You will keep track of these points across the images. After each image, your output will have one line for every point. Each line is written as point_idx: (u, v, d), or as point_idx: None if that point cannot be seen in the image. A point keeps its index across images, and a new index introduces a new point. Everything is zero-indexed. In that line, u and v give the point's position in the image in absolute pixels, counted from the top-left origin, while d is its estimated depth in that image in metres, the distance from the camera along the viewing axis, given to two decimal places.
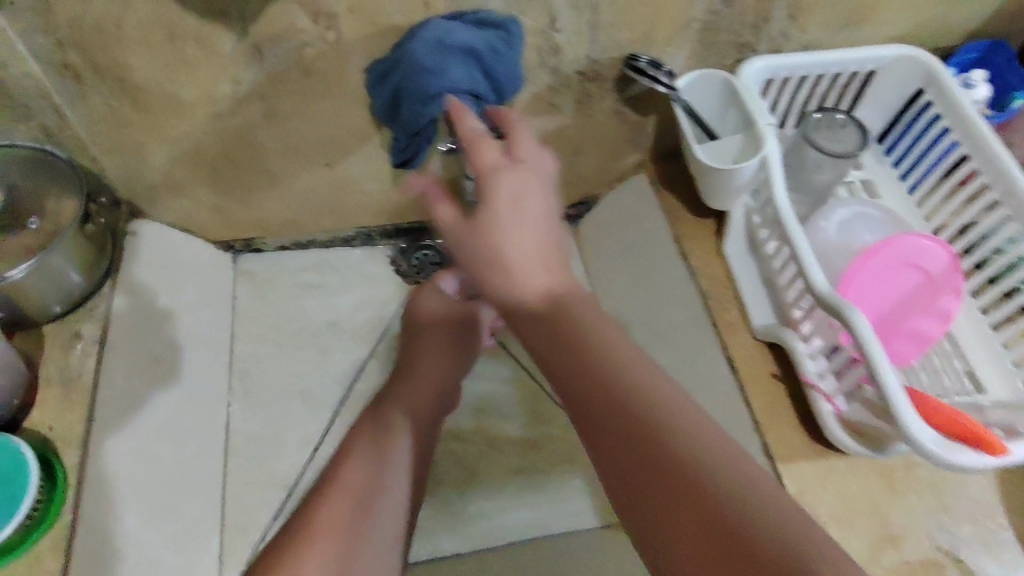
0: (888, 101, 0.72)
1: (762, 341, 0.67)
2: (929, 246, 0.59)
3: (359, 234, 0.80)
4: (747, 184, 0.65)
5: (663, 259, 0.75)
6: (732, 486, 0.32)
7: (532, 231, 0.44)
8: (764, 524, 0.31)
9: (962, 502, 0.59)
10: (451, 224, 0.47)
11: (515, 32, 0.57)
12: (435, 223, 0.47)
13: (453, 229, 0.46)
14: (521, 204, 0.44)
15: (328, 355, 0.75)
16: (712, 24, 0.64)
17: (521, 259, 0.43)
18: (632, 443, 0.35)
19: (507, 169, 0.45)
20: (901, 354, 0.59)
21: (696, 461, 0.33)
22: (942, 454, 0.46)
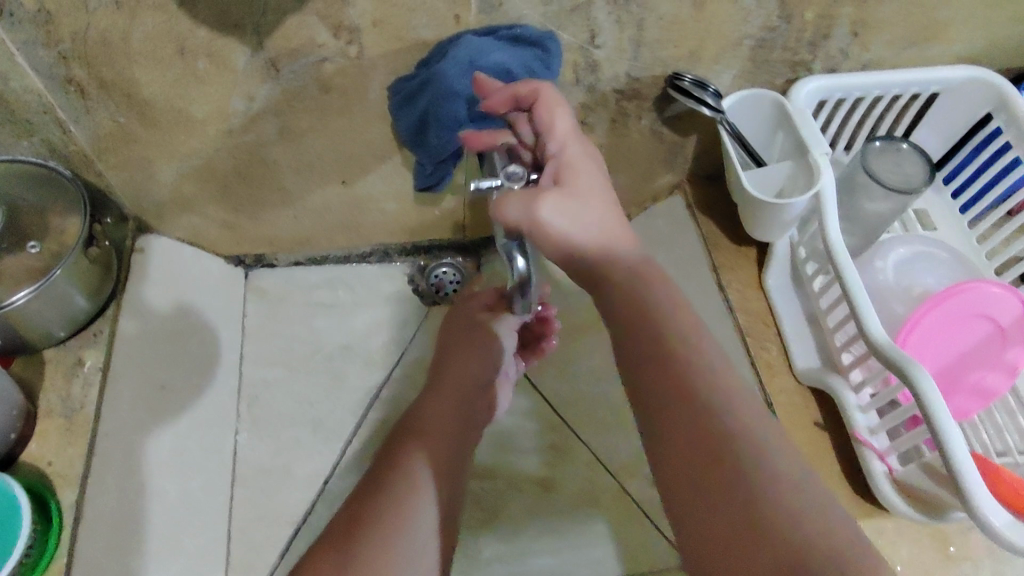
0: (952, 126, 0.67)
1: (806, 385, 0.61)
2: (998, 295, 0.55)
3: (376, 251, 0.76)
4: (797, 217, 0.60)
5: (699, 289, 0.70)
6: (800, 515, 0.35)
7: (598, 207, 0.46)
8: (799, 541, 0.34)
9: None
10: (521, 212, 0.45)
11: (553, 51, 0.53)
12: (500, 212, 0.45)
13: (526, 214, 0.45)
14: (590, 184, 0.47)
15: (341, 381, 0.72)
16: (766, 42, 0.59)
17: (588, 239, 0.46)
18: (700, 442, 0.38)
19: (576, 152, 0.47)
20: (964, 410, 0.55)
21: (755, 474, 0.37)
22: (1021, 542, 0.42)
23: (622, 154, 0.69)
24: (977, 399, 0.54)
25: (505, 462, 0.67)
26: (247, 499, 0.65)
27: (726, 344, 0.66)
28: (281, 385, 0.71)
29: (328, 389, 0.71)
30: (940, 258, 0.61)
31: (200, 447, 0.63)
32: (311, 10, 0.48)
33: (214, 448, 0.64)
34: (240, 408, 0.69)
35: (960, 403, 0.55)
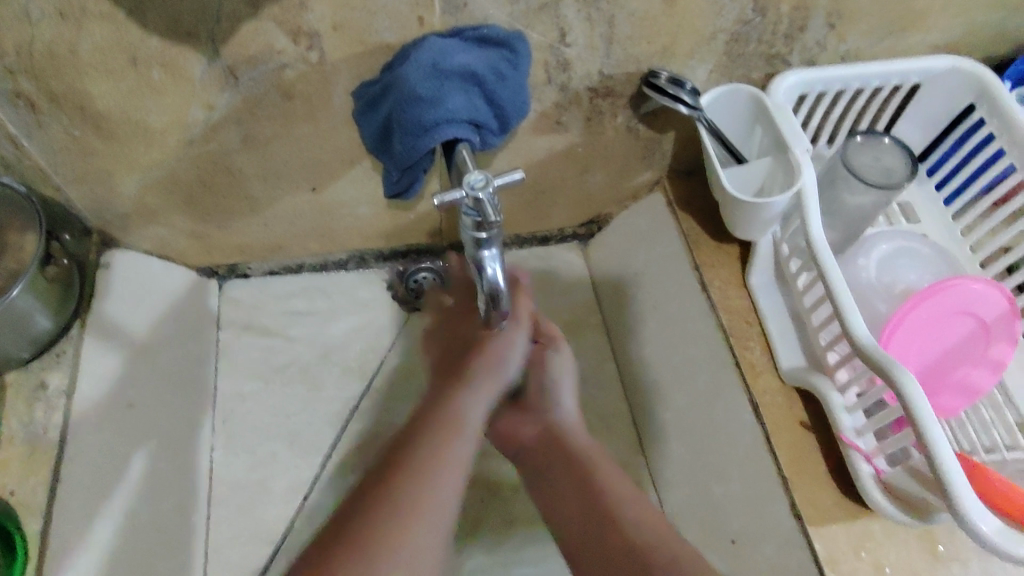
0: (934, 117, 0.66)
1: (791, 386, 0.60)
2: (983, 290, 0.54)
3: (352, 257, 0.74)
4: (778, 214, 0.59)
5: (679, 288, 0.68)
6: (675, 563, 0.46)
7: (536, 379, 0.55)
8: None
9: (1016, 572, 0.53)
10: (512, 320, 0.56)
11: (521, 52, 0.51)
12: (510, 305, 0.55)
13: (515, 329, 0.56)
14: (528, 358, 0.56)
15: (317, 391, 0.70)
16: (741, 36, 0.57)
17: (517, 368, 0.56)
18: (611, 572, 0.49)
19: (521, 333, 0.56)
20: (949, 407, 0.54)
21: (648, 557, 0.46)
22: (1006, 546, 0.40)
23: (600, 152, 0.67)
24: (959, 394, 0.54)
25: (487, 470, 0.66)
26: (224, 516, 0.63)
27: (708, 343, 0.64)
28: (258, 397, 0.69)
29: (305, 400, 0.70)
30: (923, 254, 0.60)
31: (173, 466, 0.61)
32: (267, 15, 0.47)
33: (187, 465, 0.63)
34: (214, 423, 0.67)
35: (944, 401, 0.54)
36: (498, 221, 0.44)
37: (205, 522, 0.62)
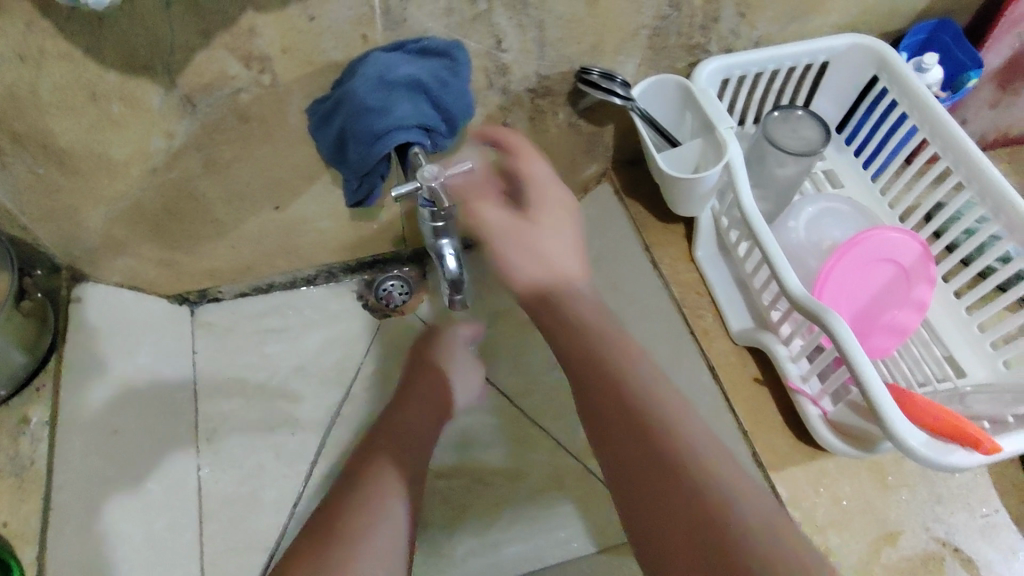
0: (844, 91, 0.72)
1: (743, 346, 0.65)
2: (899, 238, 0.59)
3: (321, 272, 0.77)
4: (712, 189, 0.64)
5: (634, 269, 0.73)
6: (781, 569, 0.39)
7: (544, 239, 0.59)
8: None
9: (955, 489, 0.58)
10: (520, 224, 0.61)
11: (462, 61, 0.56)
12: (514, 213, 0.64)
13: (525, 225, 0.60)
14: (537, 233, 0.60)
15: (297, 403, 0.72)
16: (661, 29, 0.62)
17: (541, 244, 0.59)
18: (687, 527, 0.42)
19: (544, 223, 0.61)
20: (881, 348, 0.59)
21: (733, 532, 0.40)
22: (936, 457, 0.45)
23: (545, 149, 0.72)
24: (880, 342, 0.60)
25: (470, 460, 0.69)
26: (216, 531, 0.64)
27: (664, 317, 0.69)
28: (240, 416, 0.71)
29: (287, 413, 0.72)
30: (845, 212, 0.65)
31: (161, 486, 0.62)
32: (218, 44, 0.50)
33: (177, 486, 0.64)
34: (200, 443, 0.68)
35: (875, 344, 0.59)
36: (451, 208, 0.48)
37: (200, 540, 0.63)
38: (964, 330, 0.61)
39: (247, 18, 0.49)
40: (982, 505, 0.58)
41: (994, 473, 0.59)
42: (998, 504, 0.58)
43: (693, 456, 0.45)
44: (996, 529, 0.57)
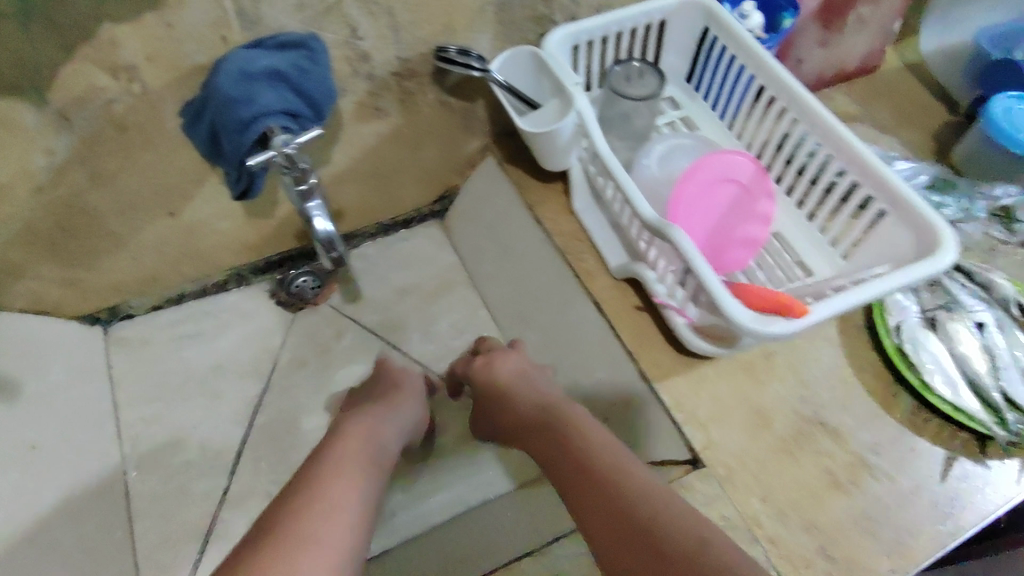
0: (685, 43, 0.80)
1: (622, 280, 0.70)
2: (735, 159, 0.66)
3: (230, 276, 0.80)
4: (571, 141, 0.70)
5: (521, 228, 0.79)
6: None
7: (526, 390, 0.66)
8: None
9: (817, 375, 0.66)
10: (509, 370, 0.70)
11: (318, 49, 0.60)
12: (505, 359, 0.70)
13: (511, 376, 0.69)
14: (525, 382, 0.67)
15: (218, 400, 0.75)
16: (505, 4, 0.69)
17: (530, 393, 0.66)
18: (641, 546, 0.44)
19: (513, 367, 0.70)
20: (732, 261, 0.66)
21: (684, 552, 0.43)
22: (762, 327, 0.50)
23: (422, 129, 0.77)
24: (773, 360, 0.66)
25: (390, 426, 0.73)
26: (148, 527, 0.67)
27: (552, 266, 0.75)
28: (163, 420, 0.73)
29: (208, 409, 0.75)
30: (689, 147, 0.73)
31: (86, 492, 0.64)
32: (81, 57, 0.54)
33: (104, 492, 0.67)
34: (124, 449, 0.71)
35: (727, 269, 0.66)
36: (306, 167, 0.60)
37: (133, 538, 0.66)
38: (808, 233, 0.70)
39: (105, 32, 0.53)
40: (843, 385, 0.65)
41: (850, 356, 0.67)
42: (856, 382, 0.66)
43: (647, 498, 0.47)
44: (855, 403, 0.64)
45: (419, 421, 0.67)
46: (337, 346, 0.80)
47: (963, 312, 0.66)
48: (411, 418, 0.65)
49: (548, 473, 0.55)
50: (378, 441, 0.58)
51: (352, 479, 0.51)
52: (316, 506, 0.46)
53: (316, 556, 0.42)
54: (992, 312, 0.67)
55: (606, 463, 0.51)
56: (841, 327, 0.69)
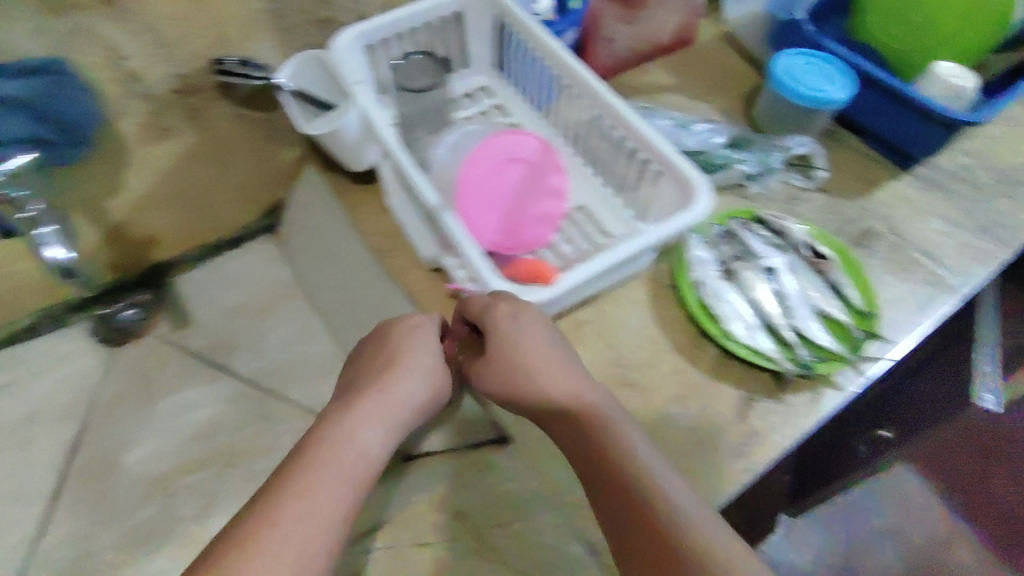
0: (485, 32, 0.82)
1: (434, 269, 0.70)
2: (518, 140, 0.68)
3: (42, 320, 0.85)
4: (362, 138, 0.70)
5: (341, 232, 0.78)
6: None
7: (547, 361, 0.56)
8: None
9: (624, 336, 0.68)
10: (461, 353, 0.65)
11: (68, 72, 0.60)
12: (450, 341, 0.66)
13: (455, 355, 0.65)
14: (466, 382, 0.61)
15: (28, 449, 0.81)
16: (281, 10, 0.68)
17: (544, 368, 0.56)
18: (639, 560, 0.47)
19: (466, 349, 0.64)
20: (536, 237, 0.67)
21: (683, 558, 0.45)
22: (501, 309, 0.56)
23: (222, 143, 0.77)
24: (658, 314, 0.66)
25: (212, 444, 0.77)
26: None
27: (369, 264, 0.75)
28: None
29: (23, 458, 0.81)
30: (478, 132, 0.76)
31: None
32: None
33: None
34: None
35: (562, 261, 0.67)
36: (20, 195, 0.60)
37: None
38: (606, 204, 0.73)
39: None
40: (652, 345, 0.68)
41: (661, 315, 0.70)
42: (665, 341, 0.68)
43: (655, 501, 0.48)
44: (661, 360, 0.67)
45: (426, 401, 0.59)
46: (155, 379, 0.86)
47: (753, 260, 0.70)
48: (415, 402, 0.58)
49: (574, 463, 0.54)
50: (370, 443, 0.53)
51: (337, 483, 0.50)
52: (304, 507, 0.48)
53: (272, 553, 0.45)
54: (782, 257, 0.71)
55: (607, 453, 0.51)
56: (651, 286, 0.72)
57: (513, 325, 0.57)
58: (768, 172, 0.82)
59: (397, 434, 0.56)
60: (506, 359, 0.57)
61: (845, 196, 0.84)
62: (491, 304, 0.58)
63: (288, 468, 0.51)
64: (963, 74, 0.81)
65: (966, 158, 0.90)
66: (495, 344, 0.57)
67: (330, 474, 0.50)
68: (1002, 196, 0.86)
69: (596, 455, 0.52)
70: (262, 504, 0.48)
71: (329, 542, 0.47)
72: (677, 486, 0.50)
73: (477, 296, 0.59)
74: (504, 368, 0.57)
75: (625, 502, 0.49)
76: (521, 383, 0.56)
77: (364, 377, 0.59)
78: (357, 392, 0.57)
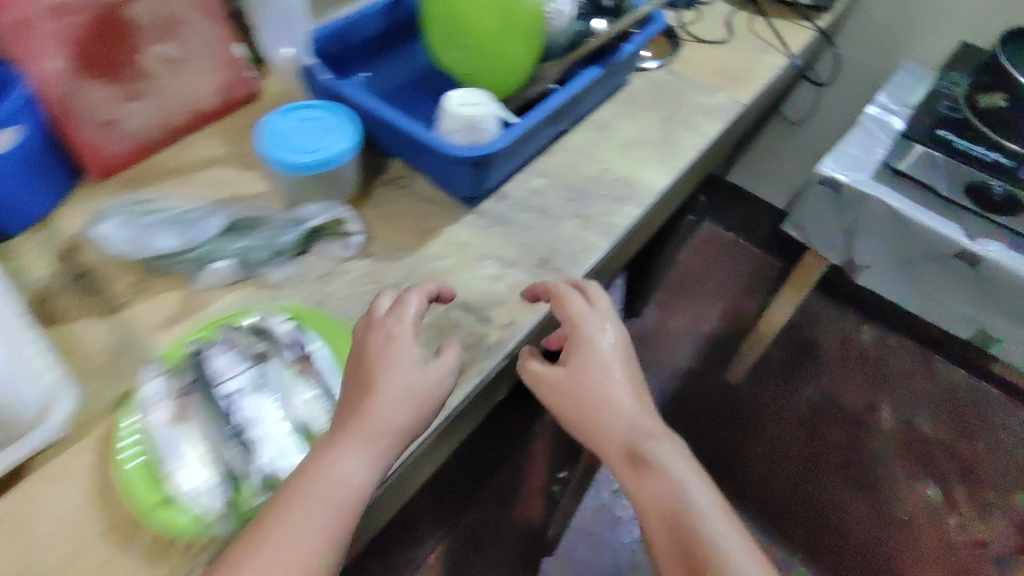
0: None
1: None
2: None
3: None
4: None
5: None
6: None
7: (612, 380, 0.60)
8: None
9: (38, 528, 0.52)
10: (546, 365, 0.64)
11: None
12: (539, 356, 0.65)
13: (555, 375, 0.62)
14: (604, 362, 0.61)
15: None
16: None
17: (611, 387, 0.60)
18: None
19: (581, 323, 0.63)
20: None
21: None
22: None
23: None
24: (390, 333, 0.57)
25: None
26: None
27: None
28: None
29: None
30: None
31: None
32: None
33: None
34: None
35: (531, 290, 0.69)
36: None
37: None
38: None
39: None
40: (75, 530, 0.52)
41: (100, 480, 0.55)
42: (94, 519, 0.52)
43: (709, 552, 0.49)
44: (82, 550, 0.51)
45: (408, 424, 0.53)
46: None
47: (210, 382, 0.57)
48: (395, 428, 0.53)
49: (643, 511, 0.55)
50: (348, 478, 0.50)
51: (307, 526, 0.47)
52: (280, 547, 0.46)
53: (276, 549, 0.46)
54: (245, 371, 0.58)
55: (682, 507, 0.52)
56: (101, 445, 0.57)
57: (579, 360, 0.62)
58: (280, 254, 0.70)
59: (386, 461, 0.52)
60: (425, 392, 0.55)
61: (392, 259, 0.74)
62: (387, 331, 0.57)
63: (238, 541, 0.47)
64: (476, 100, 0.72)
65: (541, 180, 0.83)
66: (584, 358, 0.62)
67: (308, 515, 0.48)
68: (571, 215, 0.80)
69: (647, 485, 0.55)
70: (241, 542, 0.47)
71: (326, 537, 0.47)
72: (709, 510, 0.52)
73: (396, 320, 0.58)
74: (574, 398, 0.61)
75: (673, 539, 0.51)
76: (583, 412, 0.60)
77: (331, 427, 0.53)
78: (346, 421, 0.52)
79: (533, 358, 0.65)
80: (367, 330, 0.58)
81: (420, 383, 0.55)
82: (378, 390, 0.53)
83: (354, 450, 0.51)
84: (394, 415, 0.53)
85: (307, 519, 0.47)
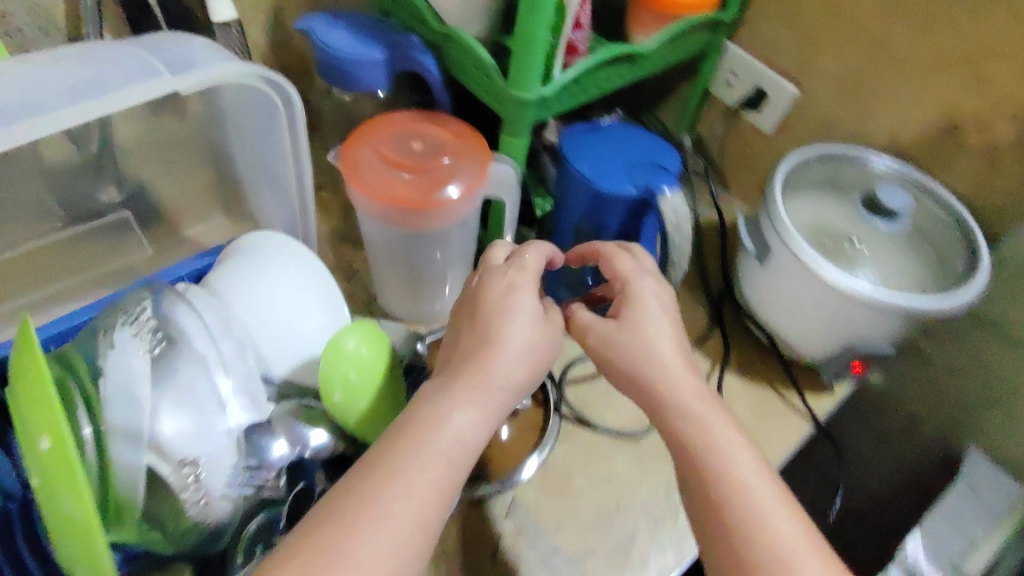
0: None
1: None
2: None
3: None
4: None
5: None
6: None
7: (666, 325, 0.52)
8: None
9: None
10: (597, 324, 0.53)
11: None
12: (580, 310, 0.55)
13: (605, 330, 0.52)
14: (653, 319, 0.52)
15: None
16: None
17: (670, 350, 0.50)
18: None
19: (631, 283, 0.54)
20: None
21: None
22: None
23: None
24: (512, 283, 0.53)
25: None
26: None
27: None
28: None
29: None
30: None
31: None
32: None
33: None
34: None
35: (577, 254, 0.60)
36: None
37: None
38: None
39: None
40: None
41: None
42: None
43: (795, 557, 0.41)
44: None
45: (528, 380, 0.49)
46: None
47: None
48: (515, 381, 0.48)
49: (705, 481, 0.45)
50: (467, 439, 0.45)
51: (428, 474, 0.42)
52: (362, 545, 0.38)
53: (370, 542, 0.38)
54: None
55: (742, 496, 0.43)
56: None
57: (631, 314, 0.52)
58: None
59: (496, 419, 0.47)
60: (544, 348, 0.50)
61: None
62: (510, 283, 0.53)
63: (327, 514, 0.40)
64: None
65: None
66: (636, 306, 0.52)
67: (421, 468, 0.42)
68: None
69: (714, 481, 0.44)
70: (320, 514, 0.40)
71: (402, 544, 0.39)
72: (726, 429, 0.47)
73: (497, 279, 0.53)
74: (621, 351, 0.51)
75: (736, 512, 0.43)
76: (635, 377, 0.50)
77: (458, 361, 0.49)
78: (460, 368, 0.48)
79: (581, 309, 0.55)
80: (487, 278, 0.53)
81: (513, 376, 0.48)
82: (508, 330, 0.50)
83: (476, 397, 0.46)
84: (514, 366, 0.48)
85: (444, 453, 0.43)
